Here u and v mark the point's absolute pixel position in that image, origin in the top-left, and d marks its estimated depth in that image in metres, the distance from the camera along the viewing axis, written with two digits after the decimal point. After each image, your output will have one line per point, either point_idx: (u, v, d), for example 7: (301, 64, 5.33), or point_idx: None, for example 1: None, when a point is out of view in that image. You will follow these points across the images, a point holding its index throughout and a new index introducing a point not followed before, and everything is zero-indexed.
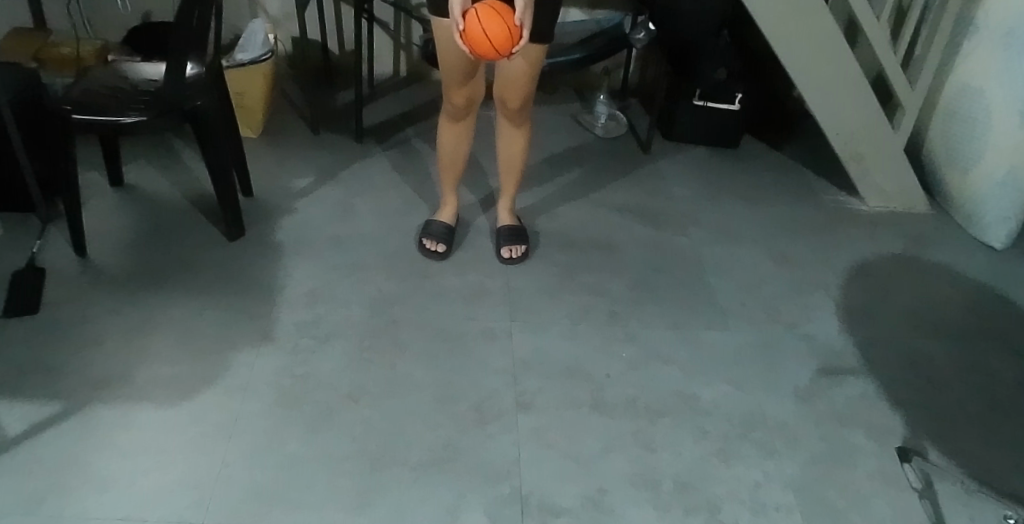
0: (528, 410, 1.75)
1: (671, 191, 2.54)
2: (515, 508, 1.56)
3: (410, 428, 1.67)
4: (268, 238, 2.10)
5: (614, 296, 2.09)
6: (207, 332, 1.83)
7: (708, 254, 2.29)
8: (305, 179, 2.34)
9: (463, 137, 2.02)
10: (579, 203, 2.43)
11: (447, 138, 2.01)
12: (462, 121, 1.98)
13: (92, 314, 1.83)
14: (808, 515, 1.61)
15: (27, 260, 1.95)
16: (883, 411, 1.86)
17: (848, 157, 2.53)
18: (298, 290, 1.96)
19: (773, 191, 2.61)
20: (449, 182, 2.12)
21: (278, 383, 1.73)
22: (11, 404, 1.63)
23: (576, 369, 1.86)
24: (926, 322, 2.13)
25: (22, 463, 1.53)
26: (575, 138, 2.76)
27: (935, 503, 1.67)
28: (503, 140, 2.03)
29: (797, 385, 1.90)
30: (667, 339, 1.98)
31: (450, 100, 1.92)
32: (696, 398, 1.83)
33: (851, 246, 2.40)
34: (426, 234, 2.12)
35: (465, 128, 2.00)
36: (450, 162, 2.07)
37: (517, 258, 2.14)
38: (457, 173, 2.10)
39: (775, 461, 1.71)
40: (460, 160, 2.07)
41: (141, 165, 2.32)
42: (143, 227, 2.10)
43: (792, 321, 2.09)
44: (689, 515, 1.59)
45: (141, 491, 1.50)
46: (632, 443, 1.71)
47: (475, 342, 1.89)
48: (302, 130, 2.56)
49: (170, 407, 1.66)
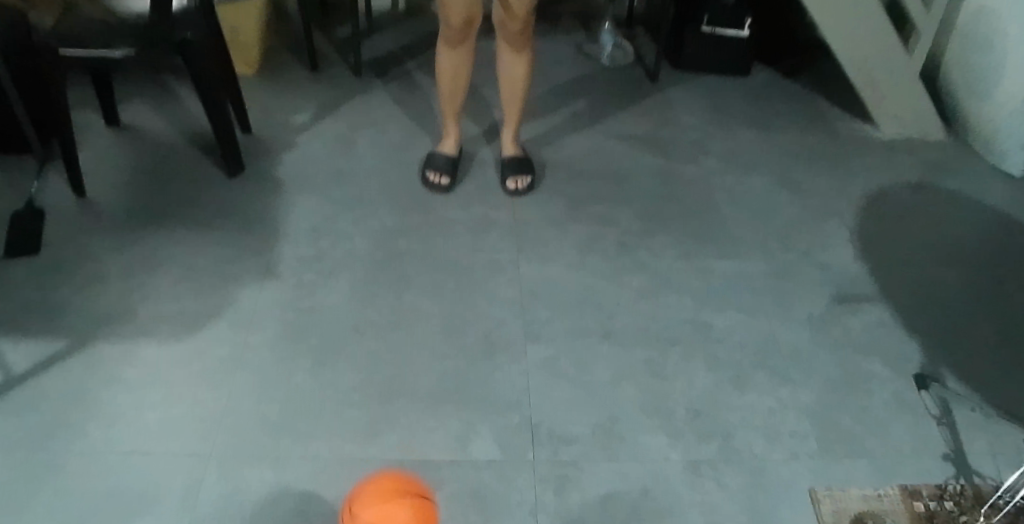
0: (538, 340, 1.73)
1: (680, 120, 2.49)
2: (525, 437, 1.54)
3: (418, 359, 1.66)
4: (269, 174, 2.08)
5: (622, 225, 2.06)
6: (209, 268, 1.81)
7: (717, 182, 2.24)
8: (304, 114, 2.31)
9: (463, 63, 1.96)
10: (585, 133, 2.38)
11: (446, 64, 1.95)
12: (465, 42, 1.91)
13: (93, 253, 1.82)
14: (824, 442, 1.59)
15: (26, 201, 1.94)
16: (899, 337, 1.83)
17: (862, 82, 2.45)
18: (301, 226, 1.93)
19: (784, 119, 2.54)
20: (450, 109, 2.06)
21: (283, 316, 1.71)
22: (16, 342, 1.63)
23: (586, 298, 1.84)
24: (942, 248, 2.08)
25: (28, 400, 1.53)
26: (579, 71, 2.69)
27: (953, 428, 1.64)
28: (505, 65, 1.97)
29: (811, 312, 1.87)
30: (677, 268, 1.95)
31: (449, 23, 1.85)
32: (708, 326, 1.81)
33: (866, 173, 2.34)
34: (429, 167, 2.09)
35: (467, 51, 1.93)
36: (451, 90, 2.01)
37: (523, 188, 2.10)
38: (457, 102, 2.05)
39: (788, 388, 1.69)
40: (462, 85, 2.01)
41: (137, 103, 2.28)
42: (141, 166, 2.07)
43: (807, 248, 2.05)
44: (702, 442, 1.57)
45: (147, 425, 1.50)
46: (643, 371, 1.69)
47: (482, 273, 1.87)
48: (300, 67, 2.51)
49: (174, 342, 1.65)
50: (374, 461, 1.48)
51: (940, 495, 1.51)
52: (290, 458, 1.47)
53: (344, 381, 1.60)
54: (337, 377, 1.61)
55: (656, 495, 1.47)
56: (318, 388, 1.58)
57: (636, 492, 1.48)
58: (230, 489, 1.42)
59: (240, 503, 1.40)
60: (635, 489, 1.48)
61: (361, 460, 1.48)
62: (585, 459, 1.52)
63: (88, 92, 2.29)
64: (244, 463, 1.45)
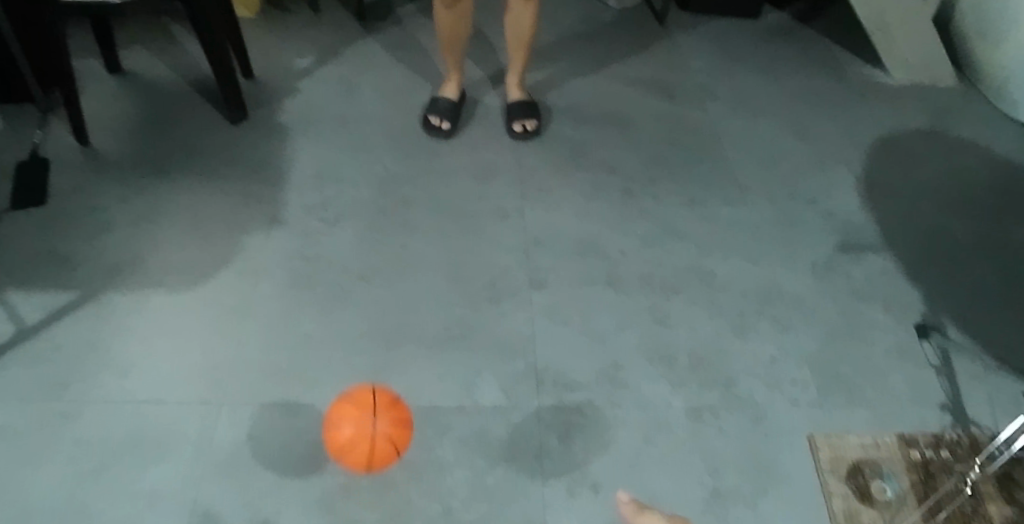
0: (543, 288, 1.73)
1: (687, 64, 2.45)
2: (530, 383, 1.56)
3: (425, 307, 1.67)
4: (273, 120, 2.06)
5: (628, 172, 2.04)
6: (215, 216, 1.81)
7: (724, 128, 2.22)
8: (306, 58, 2.27)
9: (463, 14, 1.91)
10: (591, 77, 2.35)
11: (446, 16, 1.91)
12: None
13: (99, 202, 1.82)
14: (824, 392, 1.61)
15: (31, 150, 1.93)
16: (902, 286, 1.83)
17: (874, 27, 2.41)
18: (305, 173, 1.92)
19: (794, 63, 2.50)
20: (452, 58, 2.03)
21: (289, 265, 1.72)
22: (26, 292, 1.64)
23: (591, 246, 1.84)
24: (949, 197, 2.07)
25: (41, 350, 1.55)
26: (585, 13, 2.64)
27: (952, 378, 1.66)
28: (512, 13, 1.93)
29: (816, 261, 1.87)
30: (682, 216, 1.94)
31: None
32: (712, 275, 1.81)
33: (875, 120, 2.31)
34: (432, 110, 2.06)
35: (466, 4, 1.89)
36: (451, 40, 1.98)
37: (530, 132, 2.09)
38: (458, 51, 2.01)
39: (791, 337, 1.70)
40: (463, 35, 1.98)
41: (138, 48, 2.25)
42: (144, 113, 2.05)
43: (812, 197, 2.04)
44: (705, 390, 1.59)
45: (158, 374, 1.52)
46: (647, 319, 1.70)
47: (487, 221, 1.87)
48: (302, 8, 2.46)
49: (182, 291, 1.66)
50: None
51: (937, 444, 1.54)
52: (300, 405, 1.49)
53: (350, 331, 1.61)
54: (344, 329, 1.62)
55: (659, 442, 1.50)
56: (325, 339, 1.60)
57: (639, 438, 1.50)
58: (241, 436, 1.45)
59: (252, 449, 1.43)
60: (638, 436, 1.51)
61: None
62: (589, 406, 1.54)
63: (86, 35, 2.25)
64: (255, 410, 1.48)
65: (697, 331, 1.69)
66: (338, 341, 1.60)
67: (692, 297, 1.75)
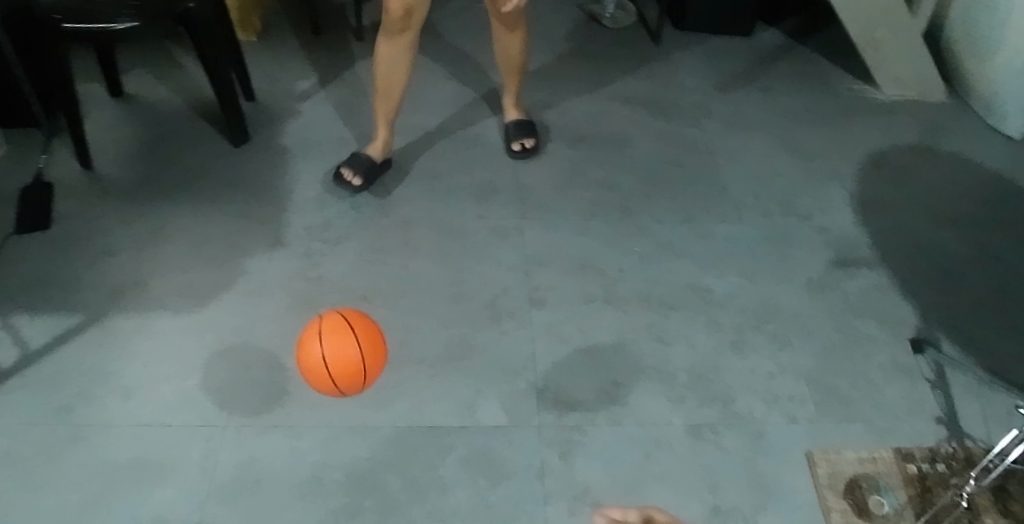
0: (542, 307, 1.76)
1: (682, 83, 2.48)
2: (531, 402, 1.58)
3: (426, 327, 1.69)
4: (274, 142, 2.08)
5: (625, 190, 2.07)
6: (218, 239, 1.83)
7: (719, 145, 2.25)
8: (306, 79, 2.30)
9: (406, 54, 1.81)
10: (587, 96, 2.38)
11: (389, 57, 1.81)
12: (406, 32, 1.76)
13: (103, 226, 1.84)
14: (821, 407, 1.63)
15: (35, 175, 1.95)
16: (896, 301, 1.85)
17: (865, 43, 2.44)
18: (306, 195, 1.95)
19: (787, 80, 2.54)
20: (384, 106, 1.92)
21: (292, 287, 1.74)
22: (32, 317, 1.65)
23: (590, 264, 1.86)
24: (942, 212, 2.10)
25: (47, 374, 1.56)
26: (581, 32, 2.68)
27: (947, 392, 1.68)
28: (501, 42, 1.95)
29: (811, 276, 1.89)
30: (679, 233, 1.97)
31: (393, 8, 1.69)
32: (710, 292, 1.83)
33: (867, 136, 2.35)
34: (346, 164, 1.96)
35: (408, 39, 1.78)
36: (386, 86, 1.87)
37: (530, 150, 2.12)
38: (394, 100, 1.90)
39: (788, 353, 1.72)
40: (401, 77, 1.86)
41: (140, 72, 2.28)
42: (147, 136, 2.08)
43: (807, 213, 2.06)
44: (703, 407, 1.61)
45: (163, 397, 1.54)
46: (646, 337, 1.72)
47: (486, 240, 1.89)
48: (301, 30, 2.49)
49: (186, 314, 1.67)
50: (383, 427, 1.52)
51: (932, 457, 1.56)
52: (303, 426, 1.51)
53: None
54: None
55: (659, 459, 1.52)
56: None
57: (639, 456, 1.52)
58: (246, 458, 1.46)
59: (257, 471, 1.44)
60: (638, 453, 1.52)
61: (372, 427, 1.52)
62: (589, 424, 1.56)
63: (89, 60, 2.28)
64: (259, 432, 1.50)
65: (695, 348, 1.71)
66: None
67: (690, 315, 1.78)
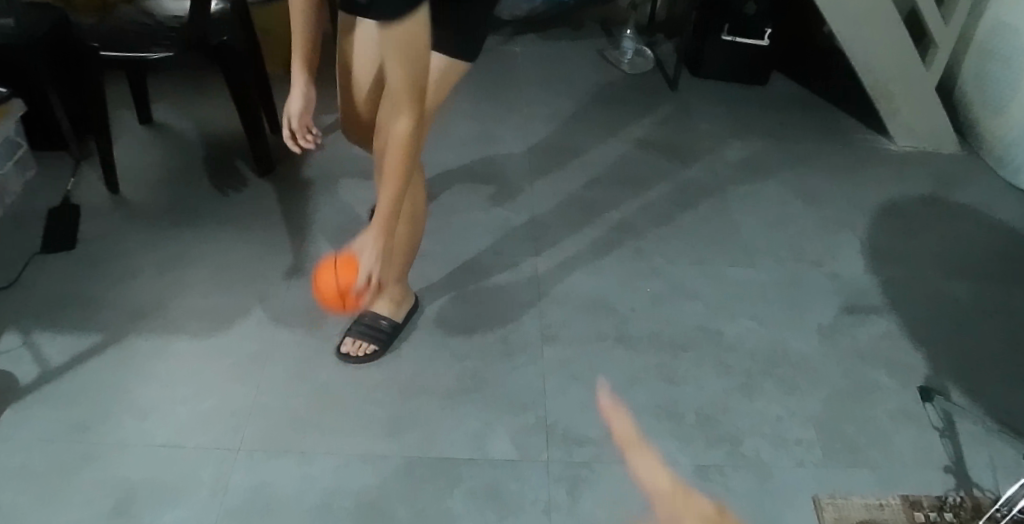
0: (554, 342, 1.78)
1: (697, 128, 2.53)
2: (540, 436, 1.60)
3: (441, 358, 1.72)
4: (298, 175, 2.14)
5: (638, 231, 2.10)
6: (240, 266, 1.87)
7: (732, 191, 2.28)
8: (331, 115, 2.37)
9: None
10: (604, 138, 2.44)
11: None
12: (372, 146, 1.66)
13: (126, 249, 1.88)
14: (828, 452, 1.63)
15: (62, 197, 2.00)
16: (906, 349, 1.86)
17: (878, 95, 2.48)
18: (326, 226, 1.99)
19: (801, 128, 2.58)
20: None
21: (310, 315, 1.77)
22: (53, 333, 1.69)
23: (601, 302, 1.89)
24: (952, 263, 2.11)
25: (64, 392, 1.59)
26: (599, 75, 2.75)
27: (956, 442, 1.67)
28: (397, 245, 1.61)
29: (821, 322, 1.91)
30: (690, 275, 1.99)
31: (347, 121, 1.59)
32: (720, 334, 1.85)
33: (880, 186, 2.37)
34: None
35: None
36: None
37: (361, 357, 1.68)
38: None
39: (797, 397, 1.73)
40: None
41: (169, 103, 2.35)
42: (174, 164, 2.14)
43: (818, 259, 2.08)
44: (711, 448, 1.61)
45: (178, 418, 1.56)
46: (656, 377, 1.73)
47: (501, 276, 1.92)
48: (331, 68, 2.58)
49: (204, 337, 1.71)
50: (392, 457, 1.53)
51: (940, 506, 1.55)
52: (315, 452, 1.53)
53: (365, 379, 1.66)
54: (359, 377, 1.66)
55: (665, 499, 1.52)
56: (337, 387, 1.64)
57: (645, 495, 1.52)
58: (256, 482, 1.47)
59: (266, 496, 1.46)
60: (645, 492, 1.52)
61: (381, 455, 1.53)
62: (598, 461, 1.57)
63: (122, 91, 2.37)
64: (270, 456, 1.51)
65: (703, 389, 1.72)
66: (349, 392, 1.63)
67: (699, 355, 1.80)
